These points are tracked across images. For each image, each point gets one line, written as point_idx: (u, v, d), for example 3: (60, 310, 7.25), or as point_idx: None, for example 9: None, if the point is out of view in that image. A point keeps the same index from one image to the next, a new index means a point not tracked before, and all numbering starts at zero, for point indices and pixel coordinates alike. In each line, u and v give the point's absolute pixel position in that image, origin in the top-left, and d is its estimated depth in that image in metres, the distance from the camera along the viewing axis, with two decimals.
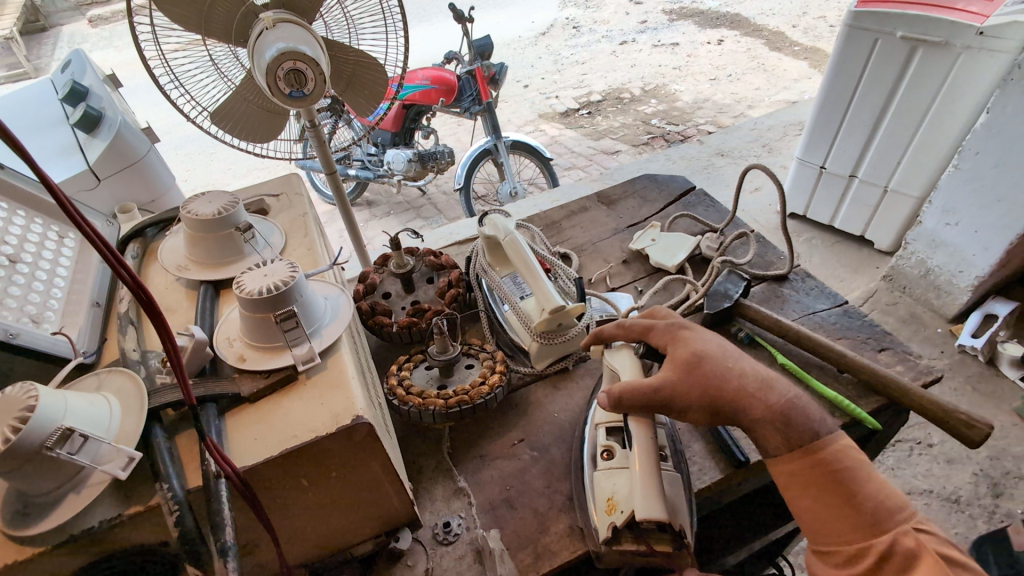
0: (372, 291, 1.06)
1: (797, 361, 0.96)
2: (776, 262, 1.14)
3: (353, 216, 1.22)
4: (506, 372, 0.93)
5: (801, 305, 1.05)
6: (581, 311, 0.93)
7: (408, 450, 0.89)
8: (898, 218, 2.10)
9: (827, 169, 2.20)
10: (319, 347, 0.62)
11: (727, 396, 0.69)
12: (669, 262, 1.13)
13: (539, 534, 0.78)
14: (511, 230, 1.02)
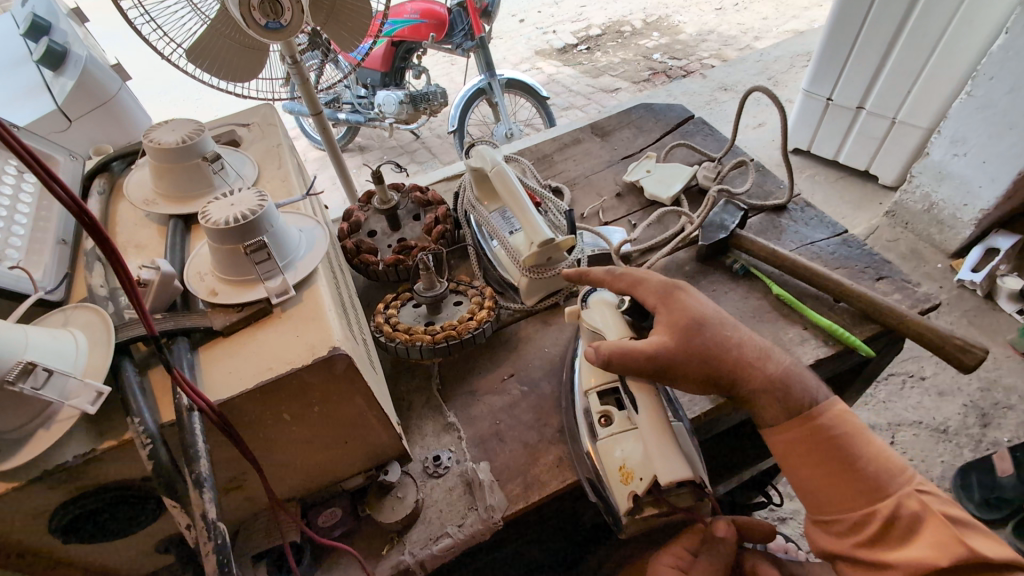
0: (357, 229, 1.03)
1: (793, 291, 0.94)
2: (775, 192, 1.10)
3: (344, 162, 1.16)
4: (495, 308, 0.91)
5: (799, 235, 1.01)
6: (571, 243, 0.90)
7: (398, 387, 0.89)
8: (904, 150, 2.02)
9: (833, 101, 2.11)
10: (294, 280, 0.60)
11: (727, 366, 0.67)
12: (664, 194, 1.09)
13: (529, 465, 0.78)
14: (499, 161, 0.97)
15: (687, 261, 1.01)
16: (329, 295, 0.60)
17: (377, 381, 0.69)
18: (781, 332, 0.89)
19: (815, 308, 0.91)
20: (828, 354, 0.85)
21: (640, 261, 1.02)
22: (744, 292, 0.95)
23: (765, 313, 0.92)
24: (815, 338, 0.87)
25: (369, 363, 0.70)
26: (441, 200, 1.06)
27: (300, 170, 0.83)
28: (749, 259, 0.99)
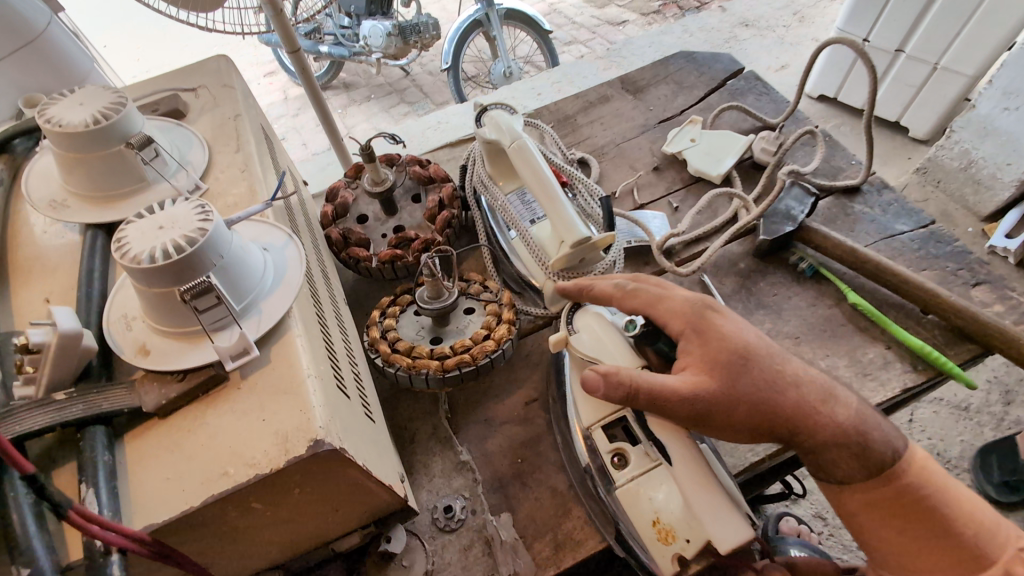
0: (345, 213, 0.84)
1: (871, 299, 0.78)
2: (847, 168, 0.92)
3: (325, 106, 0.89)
4: (516, 320, 0.74)
5: (877, 226, 0.85)
6: (610, 242, 0.73)
7: (399, 414, 0.75)
8: (942, 101, 1.58)
9: (869, 44, 1.61)
10: (256, 331, 0.43)
11: (785, 415, 0.50)
12: (714, 172, 0.91)
13: (558, 519, 0.66)
14: (522, 133, 0.78)
15: (741, 256, 0.85)
16: (307, 351, 0.43)
17: (375, 439, 0.54)
18: (857, 351, 0.75)
19: (897, 320, 0.77)
20: (915, 381, 0.71)
21: (684, 256, 0.85)
22: (811, 298, 0.80)
23: (837, 326, 0.77)
24: (900, 360, 0.73)
25: (364, 414, 0.54)
26: (446, 178, 0.87)
27: (268, 150, 0.64)
28: (816, 256, 0.82)
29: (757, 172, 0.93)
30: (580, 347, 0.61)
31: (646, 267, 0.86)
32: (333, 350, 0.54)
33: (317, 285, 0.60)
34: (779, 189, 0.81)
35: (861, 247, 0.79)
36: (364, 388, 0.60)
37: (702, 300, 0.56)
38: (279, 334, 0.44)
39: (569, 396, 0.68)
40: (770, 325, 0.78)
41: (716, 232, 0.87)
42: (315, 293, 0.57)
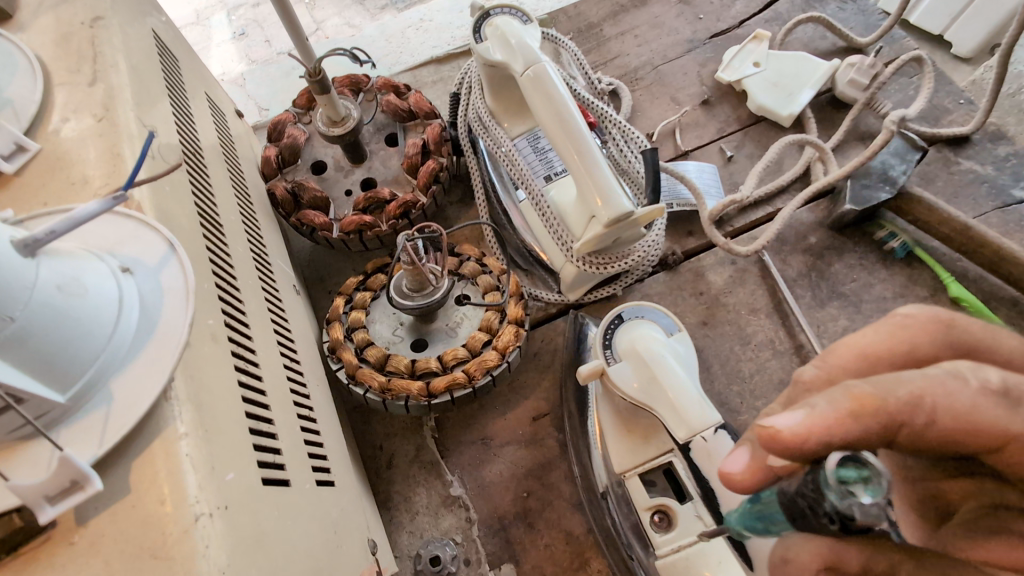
0: (296, 160, 0.63)
1: (979, 290, 0.61)
2: (953, 111, 0.71)
3: None
4: (525, 317, 0.56)
5: (989, 191, 0.66)
6: (656, 217, 0.53)
7: (373, 429, 0.59)
8: None
9: None
10: (97, 443, 0.25)
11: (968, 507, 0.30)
12: (783, 111, 0.70)
13: (574, 572, 0.52)
14: (540, 56, 0.55)
15: (811, 227, 0.67)
16: (198, 467, 0.26)
17: (333, 524, 0.38)
18: None
19: (1007, 320, 0.60)
20: None
21: (740, 224, 0.67)
22: (899, 287, 0.63)
23: None
24: None
25: (317, 488, 0.38)
26: (432, 112, 0.64)
27: (158, 80, 0.42)
28: (910, 231, 0.64)
29: (836, 112, 0.72)
30: (622, 386, 0.44)
31: (689, 238, 0.67)
32: (265, 405, 0.36)
33: (242, 292, 0.41)
34: (881, 142, 0.61)
35: (975, 221, 0.60)
36: (320, 432, 0.43)
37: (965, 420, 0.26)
38: (147, 437, 0.26)
39: (593, 425, 0.52)
40: (845, 322, 0.61)
41: (780, 193, 0.68)
42: (237, 315, 0.38)
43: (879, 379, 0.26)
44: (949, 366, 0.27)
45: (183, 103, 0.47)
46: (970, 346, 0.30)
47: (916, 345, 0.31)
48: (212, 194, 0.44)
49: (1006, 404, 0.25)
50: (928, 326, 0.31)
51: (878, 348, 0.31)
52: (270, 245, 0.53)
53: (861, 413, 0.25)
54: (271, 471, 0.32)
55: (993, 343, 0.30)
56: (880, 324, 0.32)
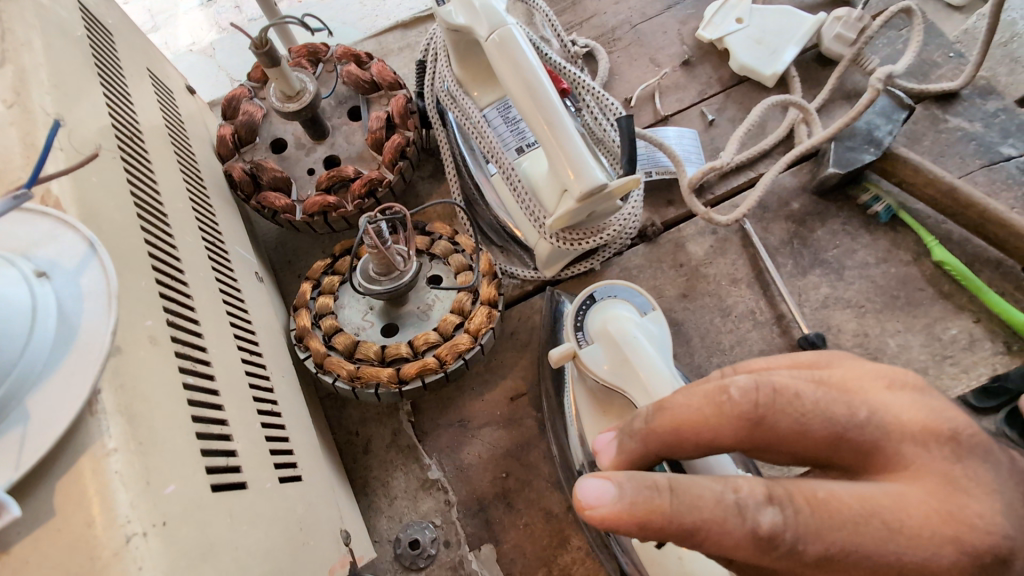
0: (254, 138, 0.60)
1: (962, 253, 0.59)
2: (943, 65, 0.68)
3: None
4: (499, 298, 0.54)
5: (975, 149, 0.63)
6: (633, 188, 0.51)
7: (349, 415, 0.58)
8: None
9: None
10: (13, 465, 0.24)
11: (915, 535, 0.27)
12: (766, 70, 0.67)
13: (554, 551, 0.52)
14: (505, 18, 0.52)
15: (794, 193, 0.65)
16: (129, 483, 0.25)
17: (299, 521, 0.37)
18: (937, 326, 0.58)
19: (990, 282, 0.58)
20: (1008, 366, 0.55)
21: (722, 191, 0.65)
22: (882, 252, 0.61)
23: (912, 291, 0.59)
24: (991, 337, 0.56)
25: (281, 486, 0.37)
26: (397, 82, 0.60)
27: (87, 70, 0.40)
28: (895, 193, 0.62)
29: (822, 70, 0.69)
30: (594, 368, 0.43)
31: (669, 208, 0.65)
32: (218, 405, 0.34)
33: (191, 286, 0.39)
34: (867, 102, 0.58)
35: (960, 182, 0.58)
36: (285, 427, 0.42)
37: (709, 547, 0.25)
38: (71, 452, 0.25)
39: (569, 404, 0.51)
40: (826, 291, 0.60)
41: (763, 157, 0.65)
42: (184, 312, 0.36)
43: (684, 489, 0.25)
44: (733, 494, 0.25)
45: (118, 85, 0.44)
46: (781, 434, 0.27)
47: (717, 432, 0.28)
48: (154, 182, 0.41)
49: (759, 548, 0.24)
50: (734, 419, 0.27)
51: (690, 427, 0.29)
52: (227, 231, 0.50)
53: (647, 519, 0.25)
54: (224, 475, 0.31)
55: (802, 423, 0.26)
56: (698, 400, 0.29)
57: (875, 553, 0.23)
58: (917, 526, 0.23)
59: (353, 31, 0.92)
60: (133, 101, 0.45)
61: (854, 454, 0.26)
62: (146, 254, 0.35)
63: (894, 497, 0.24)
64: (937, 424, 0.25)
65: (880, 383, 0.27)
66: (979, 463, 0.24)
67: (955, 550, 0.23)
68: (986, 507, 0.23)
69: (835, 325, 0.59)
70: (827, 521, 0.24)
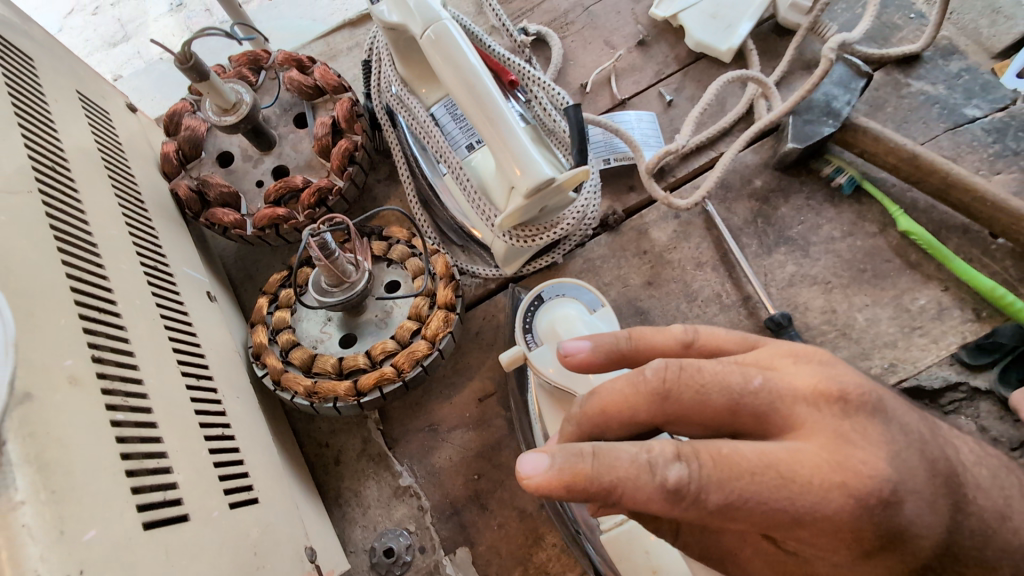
0: (199, 154, 0.58)
1: (928, 221, 0.58)
2: (903, 27, 0.66)
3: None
4: (457, 300, 0.53)
5: (939, 112, 0.62)
6: (583, 179, 0.49)
7: (318, 426, 0.57)
8: None
9: None
10: None
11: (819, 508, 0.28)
12: (722, 44, 0.65)
13: (529, 549, 0.52)
14: (439, 13, 0.50)
15: (756, 170, 0.63)
16: (41, 535, 0.25)
17: (253, 545, 0.36)
18: (905, 297, 0.57)
19: (957, 249, 0.57)
20: (978, 333, 0.54)
21: (682, 172, 0.63)
22: (848, 225, 0.60)
23: (879, 263, 0.58)
24: (959, 305, 0.55)
25: (232, 511, 0.36)
26: (341, 85, 0.59)
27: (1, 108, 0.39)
28: (858, 163, 0.61)
29: (780, 41, 0.67)
30: (543, 368, 0.44)
31: (630, 195, 0.64)
32: (154, 437, 0.34)
33: (124, 316, 0.38)
34: (823, 72, 0.56)
35: (922, 148, 0.57)
36: (239, 449, 0.41)
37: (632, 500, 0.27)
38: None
39: (532, 403, 0.51)
40: (793, 268, 0.59)
41: (723, 135, 0.64)
42: (115, 345, 0.35)
43: (604, 453, 0.27)
44: (646, 454, 0.27)
45: (39, 114, 0.43)
46: (687, 407, 0.29)
47: (635, 412, 0.30)
48: (82, 212, 0.41)
49: (669, 500, 0.26)
50: (648, 395, 0.30)
51: (615, 408, 0.31)
52: (173, 252, 0.49)
53: (575, 484, 0.27)
54: (160, 511, 0.31)
55: (704, 395, 0.29)
56: (620, 382, 0.30)
57: (769, 498, 0.26)
58: (808, 475, 0.26)
59: (319, 26, 0.95)
60: (57, 127, 0.44)
61: (754, 418, 0.28)
62: (68, 290, 0.34)
63: (790, 452, 0.26)
64: (827, 387, 0.28)
65: (788, 359, 0.30)
66: (864, 418, 0.27)
67: (841, 493, 0.26)
68: (870, 455, 0.26)
69: (803, 303, 0.58)
70: (728, 473, 0.26)
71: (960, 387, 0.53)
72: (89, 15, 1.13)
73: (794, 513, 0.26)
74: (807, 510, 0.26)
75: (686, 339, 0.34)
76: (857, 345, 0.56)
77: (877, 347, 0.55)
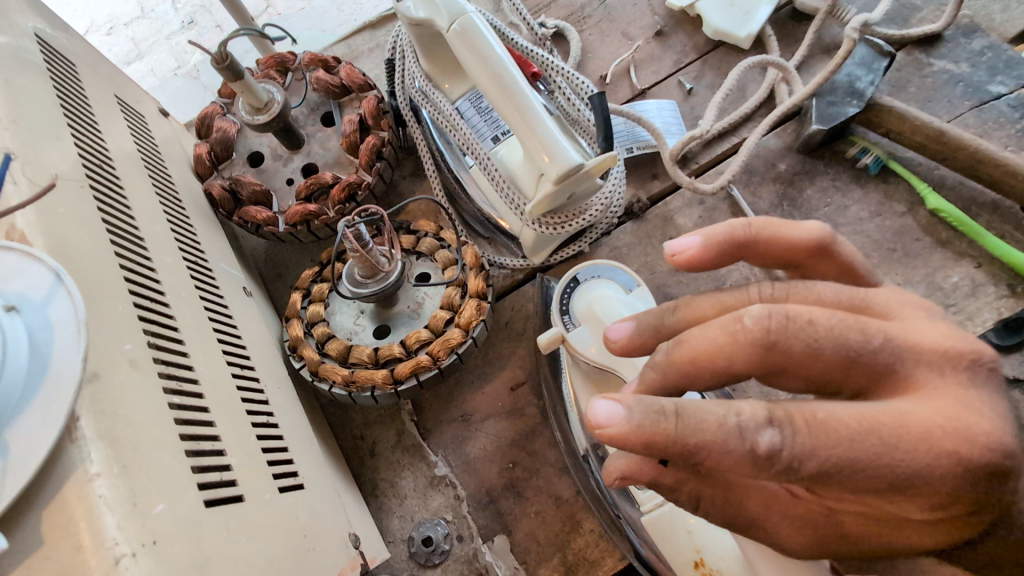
0: (230, 154, 0.60)
1: (957, 198, 0.58)
2: (922, 8, 0.66)
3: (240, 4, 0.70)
4: (488, 289, 0.54)
5: (963, 90, 0.62)
6: (610, 166, 0.50)
7: (352, 419, 0.58)
8: None
9: None
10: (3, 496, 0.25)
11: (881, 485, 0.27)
12: (742, 31, 0.66)
13: (567, 536, 0.52)
14: (464, 7, 0.51)
15: (780, 154, 0.63)
16: (116, 506, 0.26)
17: (303, 528, 0.37)
18: (937, 276, 0.56)
19: (989, 225, 0.57)
20: (1013, 309, 0.54)
21: (705, 158, 0.64)
22: (875, 206, 0.60)
23: (909, 242, 0.58)
24: (993, 281, 0.55)
25: (282, 495, 0.37)
26: (366, 83, 0.60)
27: (51, 108, 0.41)
28: (883, 144, 0.61)
29: (798, 26, 0.68)
30: (582, 350, 0.45)
31: (654, 182, 0.64)
32: (208, 421, 0.35)
33: (173, 306, 0.39)
34: (844, 54, 0.57)
35: (949, 125, 0.57)
36: (283, 436, 0.42)
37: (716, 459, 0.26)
38: (55, 483, 0.26)
39: (567, 389, 0.51)
40: None
41: (745, 121, 0.64)
42: (167, 333, 0.36)
43: (688, 414, 0.27)
44: (735, 417, 0.26)
45: (83, 115, 0.44)
46: (795, 360, 0.28)
47: (732, 360, 0.29)
48: (128, 208, 0.42)
49: (758, 465, 0.26)
50: (747, 346, 0.28)
51: (705, 357, 0.29)
52: (210, 248, 0.51)
53: (652, 442, 0.27)
54: (219, 489, 0.31)
55: (815, 349, 0.28)
56: (714, 330, 0.29)
57: (872, 464, 0.25)
58: (917, 440, 0.25)
59: (330, 36, 0.98)
60: (101, 129, 0.46)
61: (865, 377, 0.28)
62: (122, 279, 0.35)
63: (901, 415, 0.26)
64: (954, 350, 0.27)
65: (918, 312, 0.29)
66: (984, 387, 0.27)
67: (951, 460, 0.25)
68: (991, 425, 0.26)
69: None
70: (826, 439, 0.26)
71: None
72: (104, 36, 1.16)
73: (895, 478, 0.25)
74: (909, 476, 0.25)
75: (825, 238, 0.34)
76: None
77: None
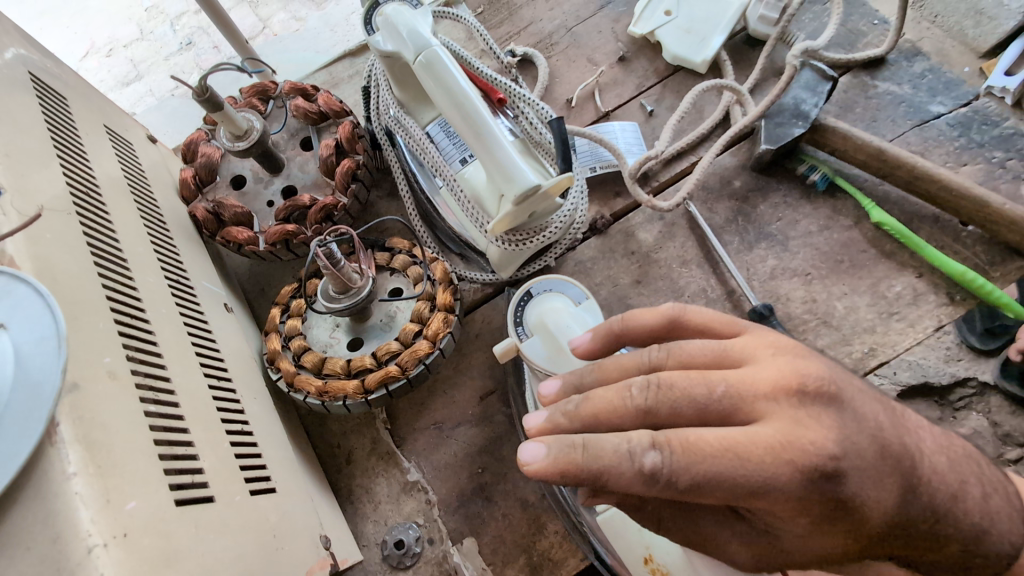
0: (214, 178, 0.63)
1: (898, 212, 0.61)
2: (868, 33, 0.71)
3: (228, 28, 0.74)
4: (456, 303, 0.57)
5: (904, 110, 0.66)
6: (569, 185, 0.52)
7: (330, 428, 0.60)
8: None
9: None
10: None
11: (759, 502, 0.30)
12: (698, 55, 0.70)
13: (532, 537, 0.55)
14: (430, 40, 0.54)
15: (734, 172, 0.67)
16: (91, 503, 0.29)
17: (273, 528, 0.39)
18: (882, 285, 0.59)
19: (930, 237, 0.60)
20: (952, 316, 0.57)
21: (664, 176, 0.67)
22: (824, 220, 0.63)
23: (856, 253, 0.61)
24: (934, 290, 0.58)
25: (253, 496, 0.40)
26: (343, 110, 0.64)
27: (42, 141, 0.44)
28: (830, 162, 0.65)
29: (752, 51, 0.72)
30: (534, 359, 0.49)
31: (617, 200, 0.68)
32: (182, 429, 0.37)
33: (153, 323, 0.42)
34: (787, 78, 0.61)
35: (889, 144, 0.60)
36: (258, 444, 0.45)
37: (616, 483, 0.30)
38: (36, 480, 0.29)
39: (532, 398, 0.54)
40: (774, 262, 0.62)
41: (702, 141, 0.68)
42: (146, 347, 0.39)
43: (592, 443, 0.31)
44: (626, 444, 0.31)
45: (72, 145, 0.48)
46: (666, 421, 0.33)
47: (621, 423, 0.34)
48: (112, 231, 0.45)
49: (646, 482, 0.30)
50: (631, 409, 0.34)
51: (604, 414, 0.34)
52: (192, 268, 0.54)
53: (568, 470, 0.31)
54: (191, 490, 0.34)
55: (675, 402, 0.33)
56: (608, 393, 0.34)
57: (729, 477, 0.29)
58: (760, 453, 0.29)
59: (316, 57, 1.02)
60: (89, 158, 0.49)
61: (720, 418, 0.32)
62: (104, 297, 0.38)
63: (747, 434, 0.30)
64: (785, 381, 0.31)
65: (766, 349, 0.34)
66: (819, 407, 0.31)
67: (789, 467, 0.29)
68: (818, 436, 0.30)
69: (784, 294, 0.61)
70: (694, 457, 0.30)
71: (970, 383, 0.55)
72: (104, 57, 1.20)
73: (749, 486, 0.29)
74: (759, 484, 0.29)
75: (676, 316, 0.39)
76: (838, 331, 0.58)
77: (856, 332, 0.58)
